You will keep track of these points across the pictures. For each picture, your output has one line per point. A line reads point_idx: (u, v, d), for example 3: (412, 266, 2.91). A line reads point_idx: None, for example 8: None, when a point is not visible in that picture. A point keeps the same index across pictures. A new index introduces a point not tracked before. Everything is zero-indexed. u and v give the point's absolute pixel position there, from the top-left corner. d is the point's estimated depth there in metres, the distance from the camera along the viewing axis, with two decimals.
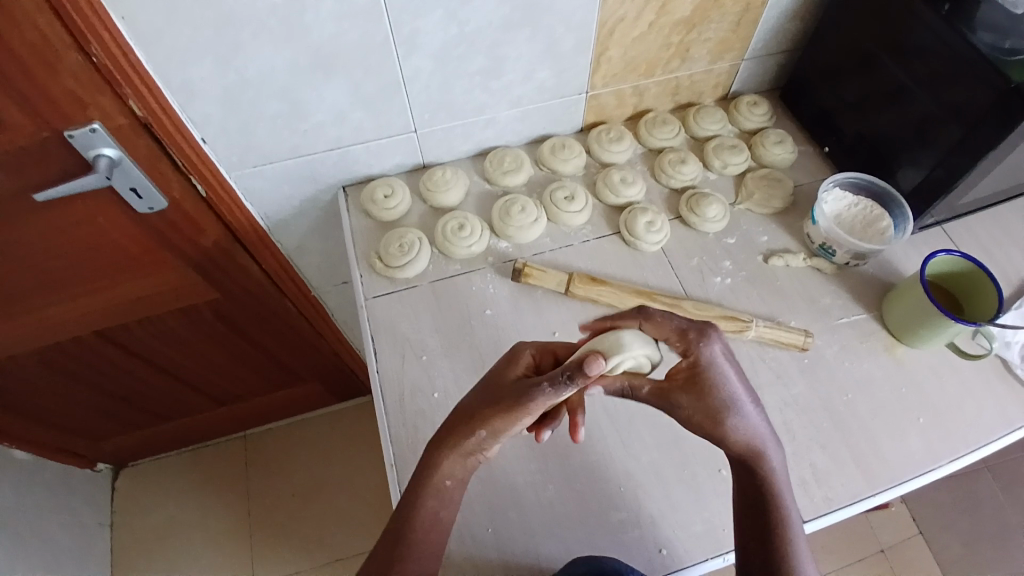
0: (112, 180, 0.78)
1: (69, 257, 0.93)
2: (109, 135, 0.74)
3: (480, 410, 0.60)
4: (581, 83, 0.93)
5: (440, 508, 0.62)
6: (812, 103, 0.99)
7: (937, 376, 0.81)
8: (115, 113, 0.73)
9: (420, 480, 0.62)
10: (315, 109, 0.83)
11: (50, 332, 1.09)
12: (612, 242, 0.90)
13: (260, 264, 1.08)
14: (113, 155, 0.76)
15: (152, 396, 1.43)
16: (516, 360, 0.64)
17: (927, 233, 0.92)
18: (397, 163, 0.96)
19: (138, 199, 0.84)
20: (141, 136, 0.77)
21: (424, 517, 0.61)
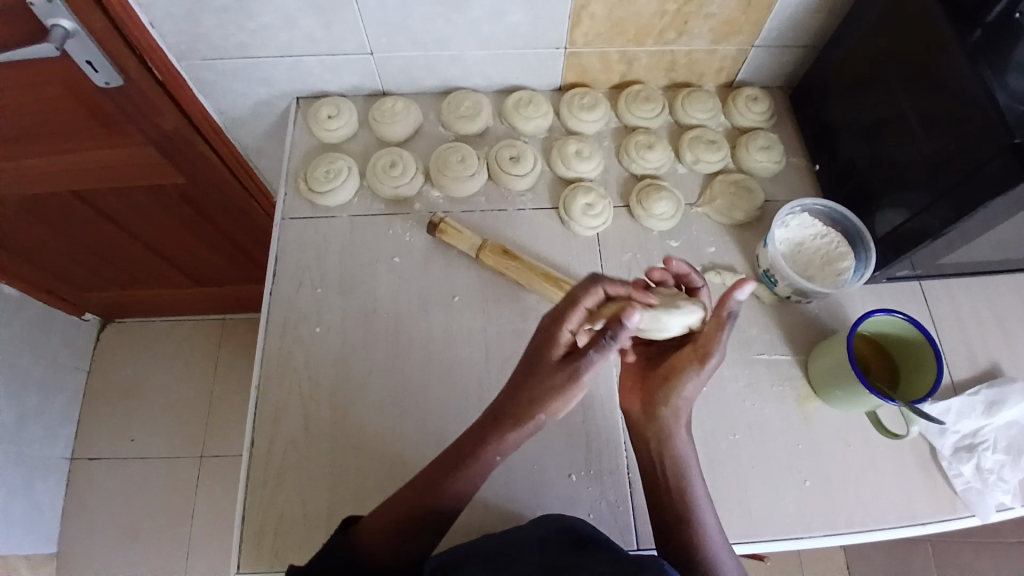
0: (68, 50, 0.76)
1: (24, 118, 0.89)
2: (63, 5, 0.72)
3: (537, 397, 0.58)
4: (559, 37, 0.84)
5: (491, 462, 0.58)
6: (818, 112, 0.87)
7: (843, 446, 0.74)
8: None
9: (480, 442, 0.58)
10: (260, 10, 0.78)
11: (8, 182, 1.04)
12: (548, 216, 0.85)
13: (220, 158, 1.04)
14: (69, 27, 0.74)
15: (130, 266, 1.42)
16: (547, 335, 0.59)
17: (898, 285, 0.82)
18: (355, 84, 0.92)
19: (93, 73, 0.80)
20: (95, 12, 0.74)
21: (469, 475, 0.57)
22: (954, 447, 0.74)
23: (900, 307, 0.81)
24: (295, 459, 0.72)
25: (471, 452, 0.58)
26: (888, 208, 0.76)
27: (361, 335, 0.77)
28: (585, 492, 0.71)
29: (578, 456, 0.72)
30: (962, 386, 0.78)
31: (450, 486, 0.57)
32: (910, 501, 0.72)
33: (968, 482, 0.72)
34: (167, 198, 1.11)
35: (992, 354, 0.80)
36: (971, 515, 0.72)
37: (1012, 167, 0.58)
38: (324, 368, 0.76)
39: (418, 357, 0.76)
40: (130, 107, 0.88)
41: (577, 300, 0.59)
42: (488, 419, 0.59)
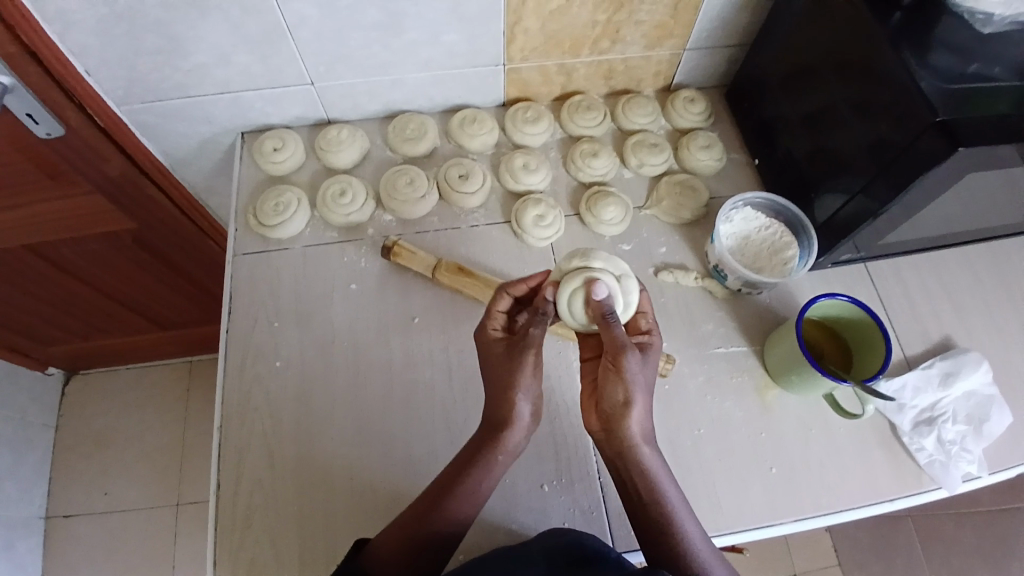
0: (6, 104, 0.75)
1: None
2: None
3: (503, 388, 0.61)
4: (497, 54, 0.86)
5: (483, 478, 0.62)
6: (754, 108, 0.90)
7: (805, 431, 0.76)
8: (3, 40, 0.70)
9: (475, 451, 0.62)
10: (194, 49, 0.78)
11: None
12: (502, 230, 0.85)
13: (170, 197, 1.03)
14: (5, 82, 0.73)
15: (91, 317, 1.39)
16: (484, 341, 0.64)
17: (844, 269, 0.85)
18: (299, 115, 0.92)
19: (34, 125, 0.79)
20: (30, 65, 0.74)
21: (466, 487, 0.61)
22: (914, 422, 0.76)
23: (847, 290, 0.83)
24: (263, 498, 0.71)
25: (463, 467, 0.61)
26: (826, 196, 0.78)
27: (321, 365, 0.77)
28: (557, 501, 0.71)
29: (547, 467, 0.73)
30: (916, 360, 0.80)
31: (445, 509, 0.60)
32: (875, 478, 0.74)
33: (930, 456, 0.74)
34: (119, 247, 1.08)
35: (940, 327, 0.83)
36: (939, 489, 0.73)
37: (938, 144, 0.61)
38: (286, 403, 0.75)
39: (381, 382, 0.76)
40: (73, 156, 0.87)
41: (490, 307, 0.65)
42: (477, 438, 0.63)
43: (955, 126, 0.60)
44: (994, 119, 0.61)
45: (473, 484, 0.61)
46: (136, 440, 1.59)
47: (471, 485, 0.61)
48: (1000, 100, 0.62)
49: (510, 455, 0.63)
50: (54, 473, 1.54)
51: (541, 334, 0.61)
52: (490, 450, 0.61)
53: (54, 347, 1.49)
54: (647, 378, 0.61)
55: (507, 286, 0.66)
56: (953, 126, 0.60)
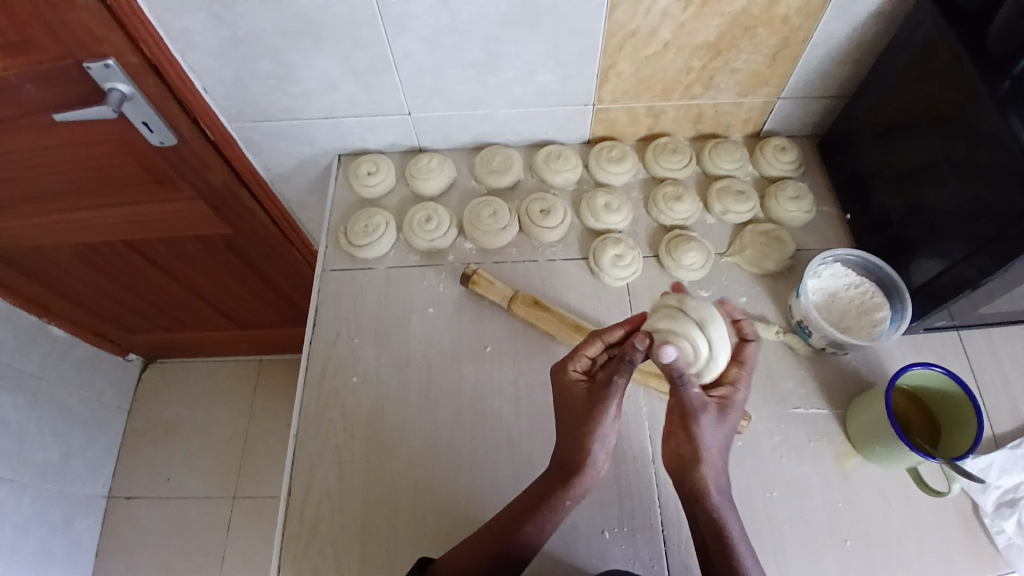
0: (125, 112, 0.82)
1: (83, 175, 0.95)
2: (120, 70, 0.78)
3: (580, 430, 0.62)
4: (587, 94, 0.87)
5: (550, 512, 0.62)
6: (848, 161, 0.88)
7: (885, 506, 0.71)
8: (126, 52, 0.76)
9: (551, 481, 0.63)
10: (305, 76, 0.84)
11: (70, 232, 1.10)
12: (579, 267, 0.86)
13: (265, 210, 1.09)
14: (125, 90, 0.79)
15: (177, 310, 1.48)
16: (563, 385, 0.64)
17: (939, 337, 0.80)
18: (392, 142, 0.96)
19: (148, 132, 0.86)
20: (150, 76, 0.80)
21: (538, 518, 0.61)
22: (996, 502, 0.70)
23: (942, 360, 0.79)
24: (329, 509, 0.73)
25: (537, 495, 0.63)
26: (926, 258, 0.75)
27: (394, 384, 0.79)
28: (619, 549, 0.70)
29: (610, 512, 0.72)
30: (1003, 438, 0.75)
31: (520, 534, 0.61)
32: (958, 564, 0.68)
33: (1010, 539, 0.69)
34: (211, 249, 1.15)
35: None
36: (1012, 573, 0.68)
37: None
38: (359, 418, 0.77)
39: (451, 408, 0.77)
40: (182, 165, 0.94)
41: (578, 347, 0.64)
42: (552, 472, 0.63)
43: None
44: None
45: (546, 519, 0.62)
46: (201, 426, 1.67)
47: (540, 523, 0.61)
48: None
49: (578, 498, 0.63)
50: (124, 452, 1.64)
51: (623, 383, 0.60)
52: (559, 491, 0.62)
53: (141, 335, 1.60)
54: (719, 442, 0.62)
55: (602, 332, 0.65)
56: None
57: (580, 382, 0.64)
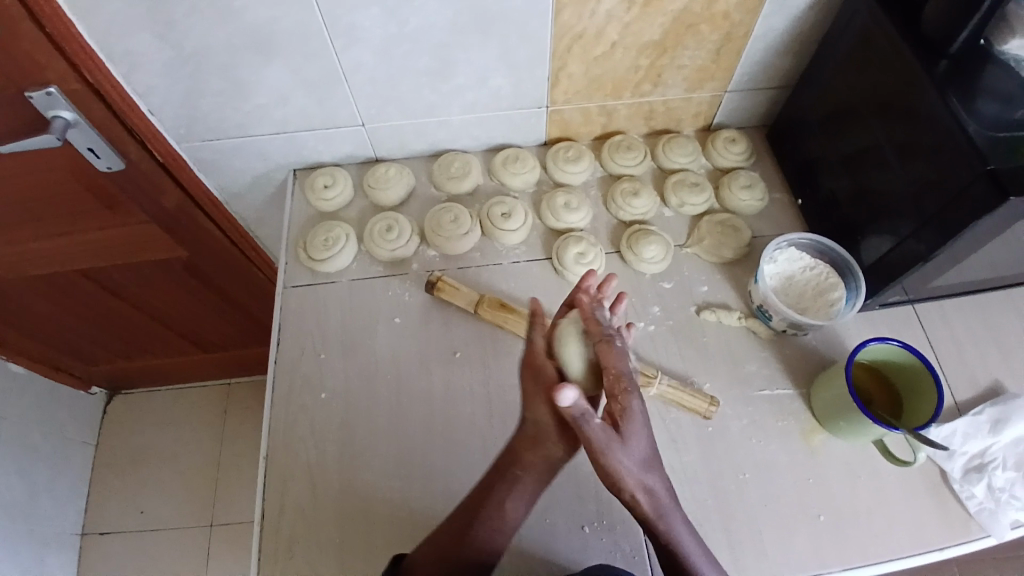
0: (69, 139, 0.79)
1: (27, 206, 0.91)
2: (63, 96, 0.75)
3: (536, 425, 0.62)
4: (540, 96, 0.88)
5: (506, 500, 0.64)
6: (795, 149, 0.91)
7: (852, 478, 0.73)
8: (69, 77, 0.74)
9: (499, 471, 0.65)
10: (255, 92, 0.83)
11: (19, 267, 1.05)
12: (542, 266, 0.87)
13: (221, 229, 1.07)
14: (68, 117, 0.77)
15: (139, 338, 1.44)
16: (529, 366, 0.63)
17: (891, 312, 0.83)
18: (348, 154, 0.95)
19: (96, 159, 0.83)
20: (95, 102, 0.79)
21: (492, 509, 0.63)
22: (963, 468, 0.73)
23: (895, 334, 0.82)
24: (305, 528, 0.72)
25: (490, 485, 0.64)
26: (874, 237, 0.78)
27: (365, 396, 0.78)
28: (599, 542, 0.71)
29: (588, 507, 0.72)
30: (965, 406, 0.77)
31: (475, 532, 0.62)
32: (925, 528, 0.71)
33: (980, 503, 0.71)
34: (169, 273, 1.13)
35: (991, 372, 0.80)
36: (988, 536, 0.70)
37: (989, 192, 0.60)
38: (330, 433, 0.76)
39: (423, 415, 0.77)
40: (135, 190, 0.92)
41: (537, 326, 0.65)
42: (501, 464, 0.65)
43: (1004, 176, 0.60)
44: None
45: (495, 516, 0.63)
46: (172, 455, 1.63)
47: (496, 501, 0.64)
48: None
49: (537, 472, 0.64)
50: (92, 488, 1.58)
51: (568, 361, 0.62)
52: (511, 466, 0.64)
53: (103, 366, 1.55)
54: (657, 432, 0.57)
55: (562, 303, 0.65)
56: (1002, 176, 0.60)
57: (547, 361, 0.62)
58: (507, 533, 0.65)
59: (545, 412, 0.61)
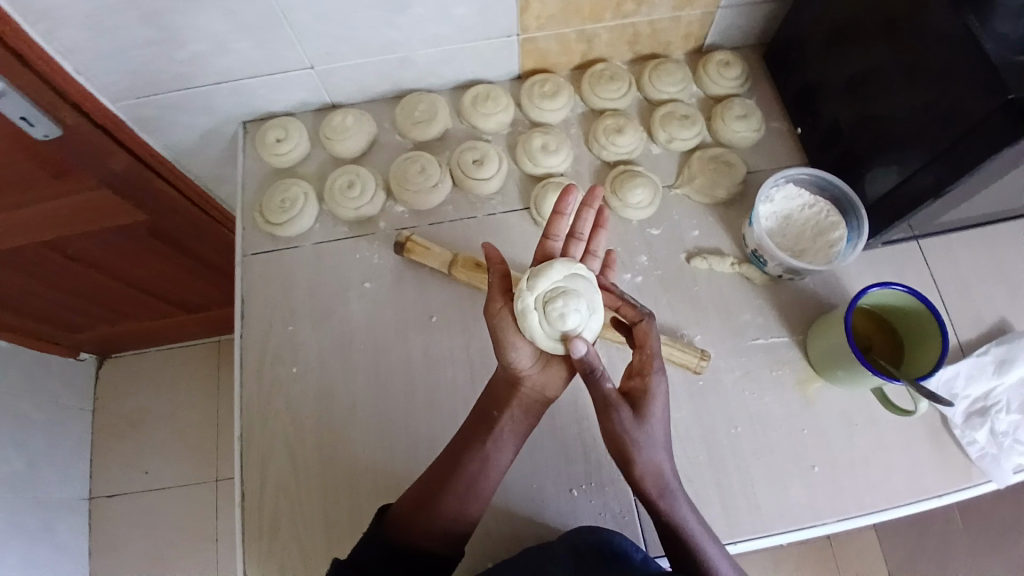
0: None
1: None
2: None
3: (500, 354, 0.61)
4: (510, 24, 0.78)
5: (490, 448, 0.61)
6: (796, 71, 0.82)
7: (848, 426, 0.71)
8: None
9: (483, 414, 0.63)
10: (187, 38, 0.72)
11: None
12: (521, 218, 0.80)
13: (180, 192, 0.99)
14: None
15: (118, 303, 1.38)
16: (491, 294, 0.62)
17: (895, 249, 0.78)
18: (302, 101, 0.86)
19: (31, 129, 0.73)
20: (14, 64, 0.69)
21: (474, 458, 0.61)
22: (966, 413, 0.71)
23: (898, 272, 0.77)
24: (288, 506, 0.70)
25: (472, 430, 0.62)
26: (880, 168, 0.71)
27: (338, 369, 0.74)
28: (589, 506, 0.69)
29: (577, 470, 0.70)
30: (970, 347, 0.74)
31: (457, 480, 0.60)
32: (924, 474, 0.69)
33: (982, 449, 0.69)
34: (131, 243, 1.02)
35: (996, 310, 0.76)
36: (988, 481, 0.69)
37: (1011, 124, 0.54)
38: (305, 410, 0.73)
39: (402, 386, 0.73)
40: (79, 157, 0.81)
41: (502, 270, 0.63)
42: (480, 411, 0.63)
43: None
44: None
45: (493, 449, 0.61)
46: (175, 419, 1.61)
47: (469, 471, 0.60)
48: None
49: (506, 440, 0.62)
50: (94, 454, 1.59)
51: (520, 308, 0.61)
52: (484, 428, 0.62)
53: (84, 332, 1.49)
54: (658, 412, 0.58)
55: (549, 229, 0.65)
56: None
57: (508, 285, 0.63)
58: (496, 482, 0.62)
59: (524, 347, 0.60)
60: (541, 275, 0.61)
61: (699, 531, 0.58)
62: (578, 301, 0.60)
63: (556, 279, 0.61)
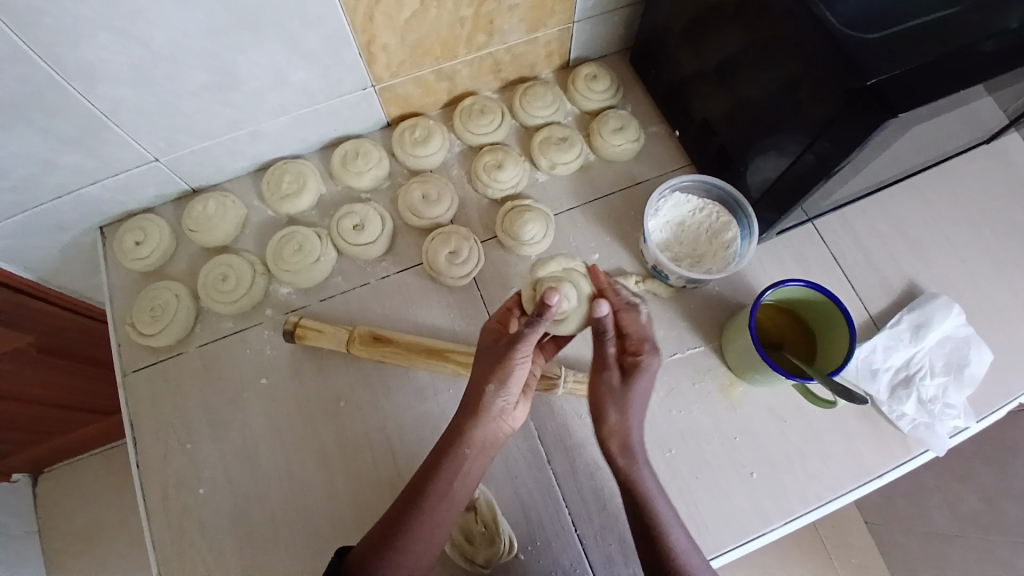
0: None
1: None
2: None
3: (480, 380, 0.57)
4: (360, 78, 0.73)
5: (503, 406, 0.58)
6: (663, 72, 0.81)
7: (779, 423, 0.70)
8: None
9: (478, 398, 0.57)
10: (7, 164, 0.64)
11: None
12: (418, 275, 0.76)
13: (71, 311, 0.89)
14: None
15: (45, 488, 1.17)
16: (492, 347, 0.58)
17: (793, 233, 0.78)
18: (156, 193, 0.78)
19: None
20: None
21: (494, 408, 0.57)
22: (891, 387, 0.71)
23: (799, 257, 0.77)
24: None
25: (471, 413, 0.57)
26: (759, 161, 0.70)
27: (250, 479, 0.69)
28: (539, 566, 0.66)
29: (521, 531, 0.66)
30: (882, 317, 0.75)
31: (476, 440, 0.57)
32: (859, 454, 0.70)
33: (914, 420, 0.70)
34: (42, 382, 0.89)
35: (903, 273, 0.77)
36: (927, 451, 0.70)
37: (873, 111, 0.53)
38: (221, 533, 0.67)
39: (320, 479, 0.69)
40: None
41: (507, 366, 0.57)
42: (473, 392, 0.58)
43: (888, 89, 0.52)
44: (927, 66, 0.53)
45: (497, 414, 0.58)
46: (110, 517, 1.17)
47: (440, 487, 0.56)
48: (935, 39, 0.54)
49: (482, 450, 0.58)
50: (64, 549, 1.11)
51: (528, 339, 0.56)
52: (455, 446, 0.57)
53: (14, 460, 1.05)
54: (640, 401, 0.60)
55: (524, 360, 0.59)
56: (885, 89, 0.52)
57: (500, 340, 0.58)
58: (483, 453, 0.58)
59: (520, 370, 0.57)
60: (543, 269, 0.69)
61: (656, 490, 0.58)
62: (572, 291, 0.63)
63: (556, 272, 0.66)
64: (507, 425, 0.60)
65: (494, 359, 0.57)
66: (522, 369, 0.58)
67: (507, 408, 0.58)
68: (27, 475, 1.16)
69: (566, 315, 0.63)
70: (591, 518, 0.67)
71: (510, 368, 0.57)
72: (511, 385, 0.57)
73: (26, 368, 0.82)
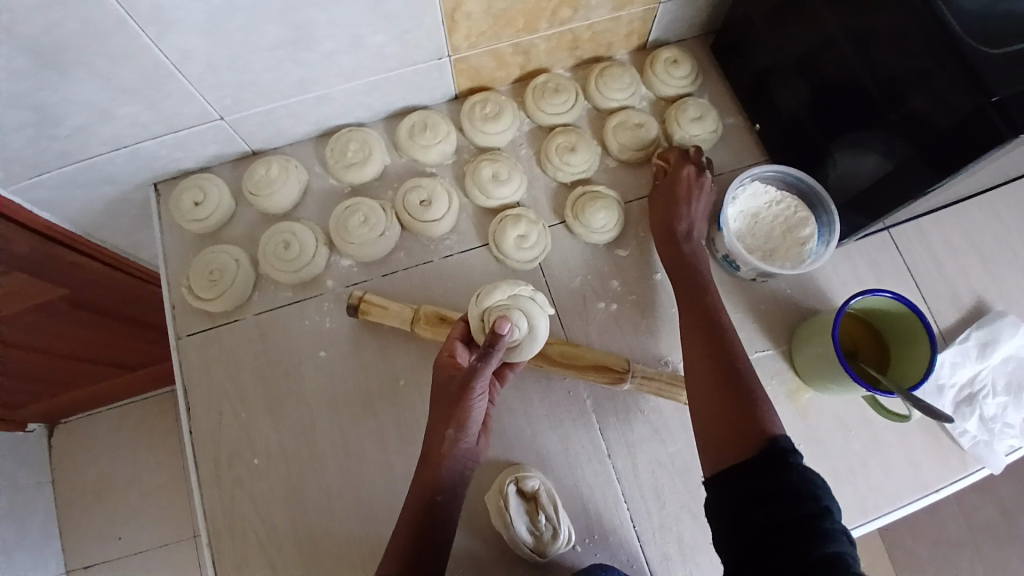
0: None
1: None
2: None
3: (436, 422, 0.54)
4: (437, 47, 0.70)
5: (464, 446, 0.54)
6: (747, 63, 0.78)
7: (843, 433, 0.69)
8: None
9: (439, 442, 0.54)
10: (67, 110, 0.61)
11: None
12: (482, 256, 0.74)
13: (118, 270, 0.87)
14: None
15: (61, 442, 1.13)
16: (444, 387, 0.56)
17: (866, 241, 0.76)
18: (216, 153, 0.75)
19: None
20: None
21: (454, 447, 0.53)
22: (956, 403, 0.71)
23: (871, 265, 0.75)
24: None
25: (435, 460, 0.53)
26: (847, 163, 0.68)
27: (305, 453, 0.68)
28: (594, 559, 0.65)
29: (581, 523, 0.66)
30: (950, 333, 0.74)
31: (443, 488, 0.53)
32: (922, 469, 0.69)
33: (975, 438, 0.70)
34: (82, 339, 0.87)
35: (972, 288, 0.76)
36: (983, 468, 0.70)
37: (996, 128, 0.51)
38: (274, 507, 0.66)
39: (376, 457, 0.68)
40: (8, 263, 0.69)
41: (463, 406, 0.54)
42: (428, 439, 0.54)
43: (1014, 106, 0.50)
44: None
45: (458, 457, 0.54)
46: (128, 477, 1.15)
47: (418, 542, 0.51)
48: None
49: (457, 495, 0.54)
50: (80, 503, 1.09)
51: (484, 369, 0.53)
52: (425, 497, 0.52)
53: (27, 411, 1.01)
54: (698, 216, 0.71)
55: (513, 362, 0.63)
56: (1011, 106, 0.50)
57: (451, 380, 0.56)
58: (456, 499, 0.54)
59: (477, 403, 0.54)
60: (488, 299, 0.61)
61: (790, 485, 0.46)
62: (522, 319, 0.58)
63: (502, 299, 0.60)
64: (472, 464, 0.56)
65: (445, 399, 0.55)
66: (480, 405, 0.55)
67: (471, 446, 0.55)
68: (44, 427, 1.12)
69: (520, 343, 0.58)
70: (649, 515, 0.66)
71: (468, 406, 0.54)
72: (471, 425, 0.54)
73: (66, 323, 0.80)
